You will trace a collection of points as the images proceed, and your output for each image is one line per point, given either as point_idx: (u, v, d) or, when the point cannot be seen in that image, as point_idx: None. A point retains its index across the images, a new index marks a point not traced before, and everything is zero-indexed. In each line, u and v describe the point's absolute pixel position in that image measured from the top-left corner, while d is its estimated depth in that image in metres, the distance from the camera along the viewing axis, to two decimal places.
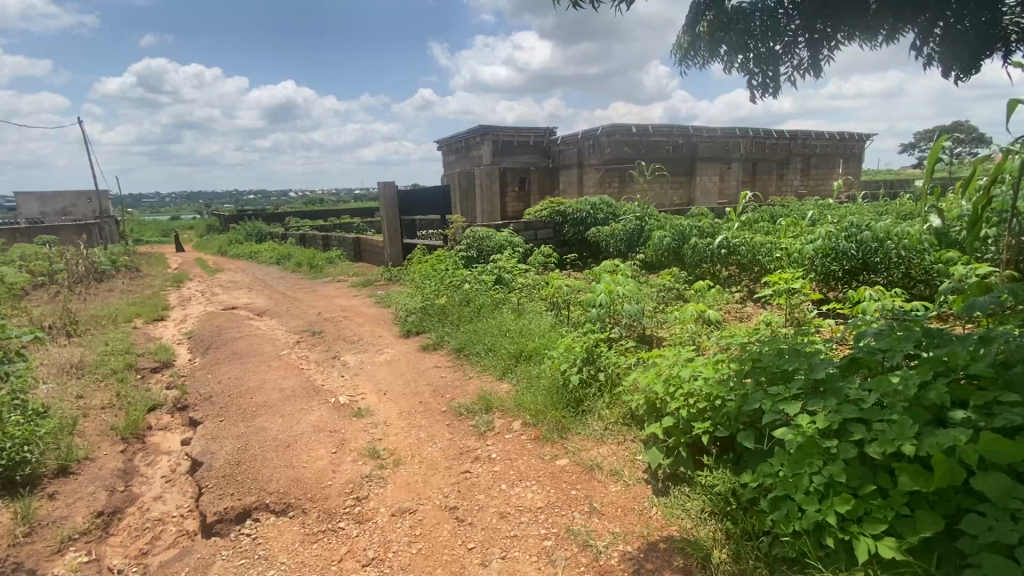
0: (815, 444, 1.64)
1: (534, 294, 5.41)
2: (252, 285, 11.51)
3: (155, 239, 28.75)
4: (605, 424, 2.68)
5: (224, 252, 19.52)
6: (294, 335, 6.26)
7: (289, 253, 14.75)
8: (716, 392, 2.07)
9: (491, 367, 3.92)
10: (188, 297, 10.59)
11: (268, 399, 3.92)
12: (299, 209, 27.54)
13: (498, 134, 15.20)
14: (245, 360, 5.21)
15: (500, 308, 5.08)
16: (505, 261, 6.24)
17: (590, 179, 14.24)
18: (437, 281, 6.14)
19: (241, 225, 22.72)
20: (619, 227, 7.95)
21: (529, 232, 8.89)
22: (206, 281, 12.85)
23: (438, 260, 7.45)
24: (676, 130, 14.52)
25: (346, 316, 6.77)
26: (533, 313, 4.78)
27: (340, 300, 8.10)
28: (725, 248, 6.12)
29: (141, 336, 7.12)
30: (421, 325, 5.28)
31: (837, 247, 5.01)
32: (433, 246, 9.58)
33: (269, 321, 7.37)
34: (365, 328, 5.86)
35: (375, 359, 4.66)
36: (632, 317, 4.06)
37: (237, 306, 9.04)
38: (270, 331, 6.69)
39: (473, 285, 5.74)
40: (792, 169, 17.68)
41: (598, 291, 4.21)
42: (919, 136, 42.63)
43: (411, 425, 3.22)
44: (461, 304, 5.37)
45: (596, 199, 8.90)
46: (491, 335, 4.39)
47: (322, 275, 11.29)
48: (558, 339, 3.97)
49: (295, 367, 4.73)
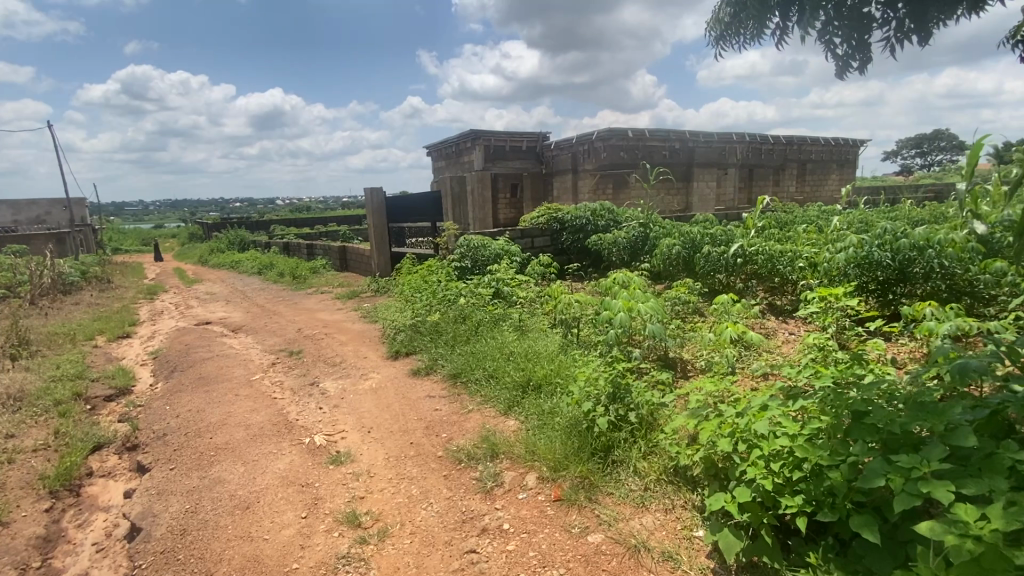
0: (997, 556, 1.10)
1: (538, 312, 4.88)
2: (230, 296, 10.86)
3: (134, 248, 27.79)
4: (645, 481, 2.15)
5: (205, 262, 18.78)
6: (270, 355, 5.66)
7: (271, 262, 14.10)
8: (812, 457, 1.54)
9: (493, 399, 3.37)
10: (161, 311, 9.91)
11: (230, 440, 3.32)
12: (285, 217, 26.85)
13: (490, 139, 14.72)
14: (210, 386, 4.60)
15: (500, 327, 4.51)
16: (503, 272, 5.71)
17: (585, 185, 13.80)
18: (428, 294, 5.57)
19: (224, 233, 21.98)
20: (622, 234, 7.45)
21: (525, 240, 8.43)
22: (183, 293, 12.17)
23: (428, 271, 6.90)
24: (673, 135, 14.14)
25: (328, 333, 6.17)
26: (537, 333, 4.25)
27: (322, 314, 7.51)
28: (742, 257, 5.66)
29: (101, 356, 6.48)
30: (411, 345, 4.72)
31: (870, 255, 4.58)
32: (423, 255, 9.03)
33: (243, 339, 6.75)
34: (347, 348, 5.27)
35: (358, 387, 4.07)
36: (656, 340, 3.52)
37: (212, 321, 8.40)
38: (244, 350, 6.08)
39: (469, 298, 5.18)
40: (788, 174, 17.43)
41: (615, 307, 3.66)
42: (904, 144, 43.06)
43: (400, 477, 2.65)
44: (457, 321, 4.80)
45: (597, 205, 8.40)
46: (492, 359, 3.82)
47: (305, 286, 10.68)
48: (572, 365, 3.42)
49: (266, 397, 4.13)
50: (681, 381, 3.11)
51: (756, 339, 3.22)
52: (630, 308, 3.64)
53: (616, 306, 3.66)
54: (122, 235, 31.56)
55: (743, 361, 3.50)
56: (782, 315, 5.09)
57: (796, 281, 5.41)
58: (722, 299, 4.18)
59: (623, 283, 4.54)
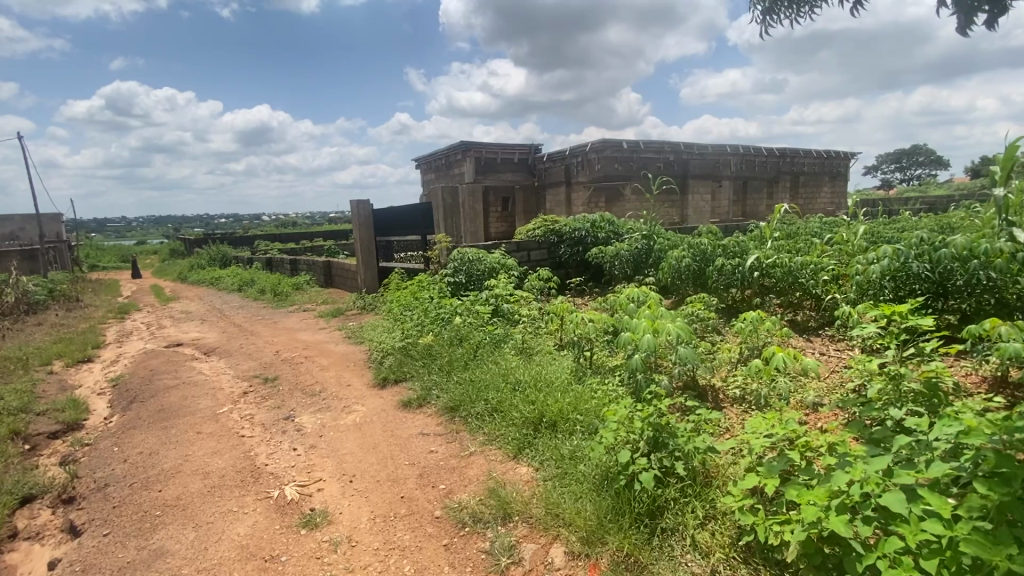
0: None
1: (544, 335, 4.39)
2: (207, 315, 10.20)
3: (112, 265, 26.79)
4: (710, 562, 1.69)
5: (183, 279, 18.00)
6: (241, 382, 5.07)
7: (252, 279, 13.45)
8: (994, 562, 1.07)
9: (499, 439, 2.86)
10: (130, 332, 9.22)
11: (181, 495, 2.75)
12: (269, 232, 26.16)
13: (480, 150, 14.31)
14: (168, 422, 4.01)
15: (501, 352, 3.97)
16: (501, 287, 5.22)
17: (579, 198, 13.41)
18: (419, 312, 5.06)
19: (205, 250, 21.23)
20: (625, 246, 7.01)
21: (521, 253, 7.95)
22: (156, 312, 11.45)
23: (419, 287, 6.39)
24: (667, 147, 13.86)
25: (308, 356, 5.60)
26: (545, 357, 3.76)
27: (303, 335, 6.93)
28: (760, 270, 5.26)
29: (54, 384, 5.81)
30: (401, 371, 4.19)
31: (907, 266, 4.19)
32: (413, 270, 8.53)
33: (215, 363, 6.15)
34: (329, 375, 4.71)
35: (338, 423, 3.53)
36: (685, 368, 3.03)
37: (184, 342, 7.75)
38: (214, 376, 5.48)
39: (465, 317, 4.67)
40: (782, 187, 17.27)
41: (637, 327, 3.16)
42: (886, 159, 43.71)
43: (389, 547, 2.14)
44: (452, 343, 4.27)
45: (597, 216, 7.99)
46: (496, 389, 3.30)
47: (287, 304, 10.07)
48: (591, 397, 2.94)
49: (232, 435, 3.56)
50: (726, 422, 2.64)
51: (810, 365, 2.75)
52: (656, 329, 3.14)
53: (639, 324, 3.15)
54: (100, 252, 30.50)
55: (787, 392, 3.01)
56: (808, 333, 4.67)
57: (820, 296, 5.00)
58: (751, 317, 3.70)
59: (640, 298, 4.00)
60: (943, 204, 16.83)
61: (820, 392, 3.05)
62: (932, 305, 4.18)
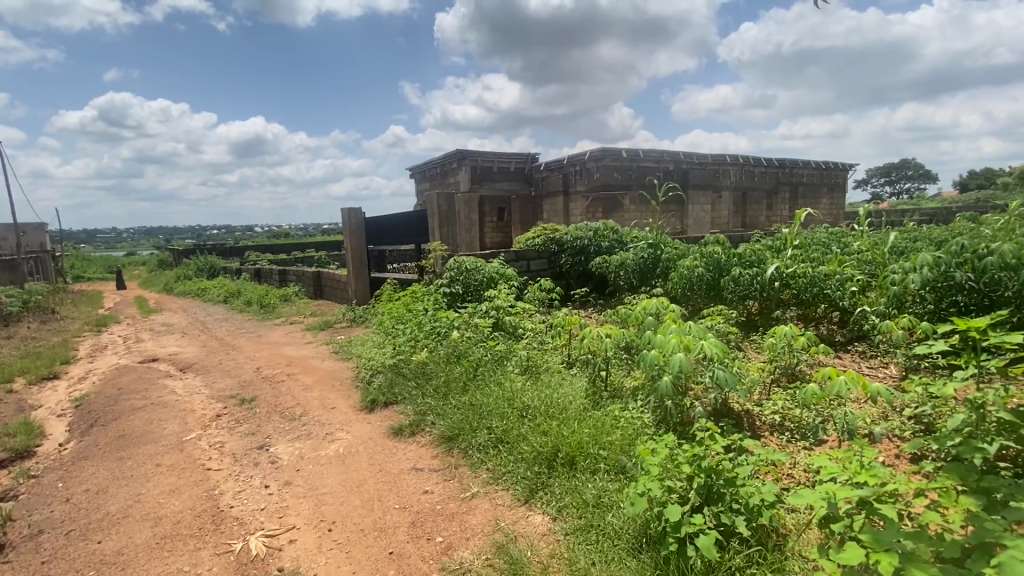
0: None
1: (551, 353, 3.97)
2: (189, 328, 9.69)
3: (97, 277, 26.07)
4: None
5: (169, 290, 17.44)
6: (216, 403, 4.59)
7: (239, 290, 12.95)
8: None
9: (506, 477, 2.42)
10: (105, 345, 8.68)
11: (124, 548, 2.30)
12: (259, 243, 25.61)
13: (477, 159, 14.00)
14: (126, 451, 3.53)
15: (505, 371, 3.53)
16: (502, 298, 4.81)
17: (577, 208, 13.10)
18: (412, 325, 4.63)
19: (193, 260, 20.69)
20: (631, 255, 6.62)
21: (520, 262, 7.61)
22: (136, 324, 10.91)
23: (413, 297, 5.96)
24: (668, 156, 13.59)
25: (290, 374, 5.14)
26: (555, 377, 3.34)
27: (287, 349, 6.47)
28: (780, 280, 4.90)
29: (10, 405, 5.29)
30: (391, 392, 3.75)
31: (950, 276, 3.82)
32: (406, 280, 8.12)
33: (190, 381, 5.65)
34: (312, 396, 4.25)
35: (319, 455, 3.09)
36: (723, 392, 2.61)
37: (160, 357, 7.25)
38: (186, 396, 4.99)
39: (463, 330, 4.23)
40: (781, 199, 17.07)
41: (664, 343, 2.74)
42: (878, 172, 44.02)
43: None
44: (450, 361, 3.82)
45: (600, 224, 7.61)
46: (501, 416, 2.86)
47: (273, 316, 9.60)
48: (613, 428, 2.52)
49: (196, 468, 3.10)
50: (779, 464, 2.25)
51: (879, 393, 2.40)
52: (688, 346, 2.70)
53: (666, 339, 2.73)
54: (86, 262, 29.75)
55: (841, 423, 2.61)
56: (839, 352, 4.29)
57: (847, 308, 4.62)
58: (786, 332, 3.30)
59: (659, 310, 3.57)
60: (943, 215, 16.68)
61: (875, 424, 2.65)
62: (982, 313, 3.76)
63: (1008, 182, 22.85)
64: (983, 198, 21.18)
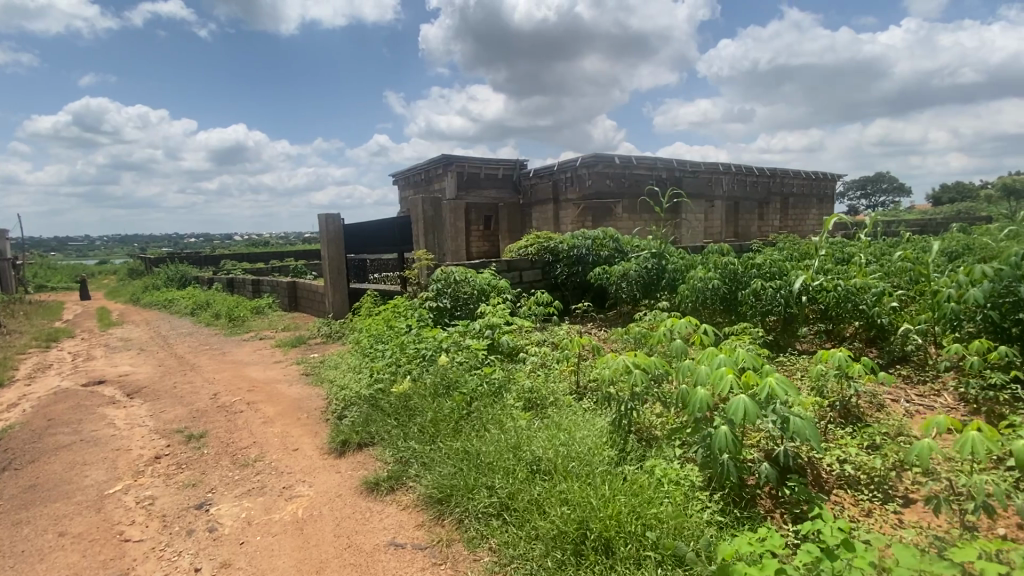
0: None
1: (557, 381, 3.36)
2: (148, 344, 8.85)
3: (61, 287, 24.64)
4: None
5: (136, 301, 16.45)
6: (157, 440, 3.87)
7: (208, 301, 12.11)
8: None
9: (518, 568, 1.80)
10: (50, 364, 7.81)
11: None
12: (235, 251, 24.61)
13: (463, 165, 13.16)
14: (27, 513, 2.81)
15: (505, 407, 2.91)
16: (497, 314, 4.20)
17: (568, 216, 12.59)
18: (393, 346, 3.98)
19: (163, 268, 19.68)
20: (633, 266, 6.06)
21: (513, 273, 6.95)
22: (92, 339, 10.00)
23: (394, 312, 5.30)
24: (661, 163, 13.14)
25: (250, 402, 4.43)
26: (568, 417, 2.74)
27: (251, 371, 5.74)
28: (808, 294, 4.42)
29: None
30: (368, 432, 3.09)
31: (1016, 291, 3.34)
32: (388, 292, 7.45)
33: (135, 410, 4.89)
34: (272, 434, 3.57)
35: (270, 520, 2.42)
36: (791, 448, 2.05)
37: (109, 378, 6.44)
38: (126, 430, 4.24)
39: (452, 354, 3.59)
40: (772, 209, 16.81)
41: (715, 378, 2.14)
42: (857, 184, 44.62)
43: None
44: (437, 392, 3.16)
45: (597, 231, 7.05)
46: (507, 472, 2.24)
47: (242, 330, 8.82)
48: (657, 495, 1.93)
49: (109, 541, 2.41)
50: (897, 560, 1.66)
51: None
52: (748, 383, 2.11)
53: (718, 372, 2.13)
54: (51, 271, 28.30)
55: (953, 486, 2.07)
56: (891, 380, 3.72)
57: (886, 327, 4.13)
58: (839, 357, 2.75)
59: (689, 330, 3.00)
60: (933, 226, 16.56)
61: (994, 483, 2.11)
62: None
63: (990, 194, 23.02)
64: (965, 210, 21.27)
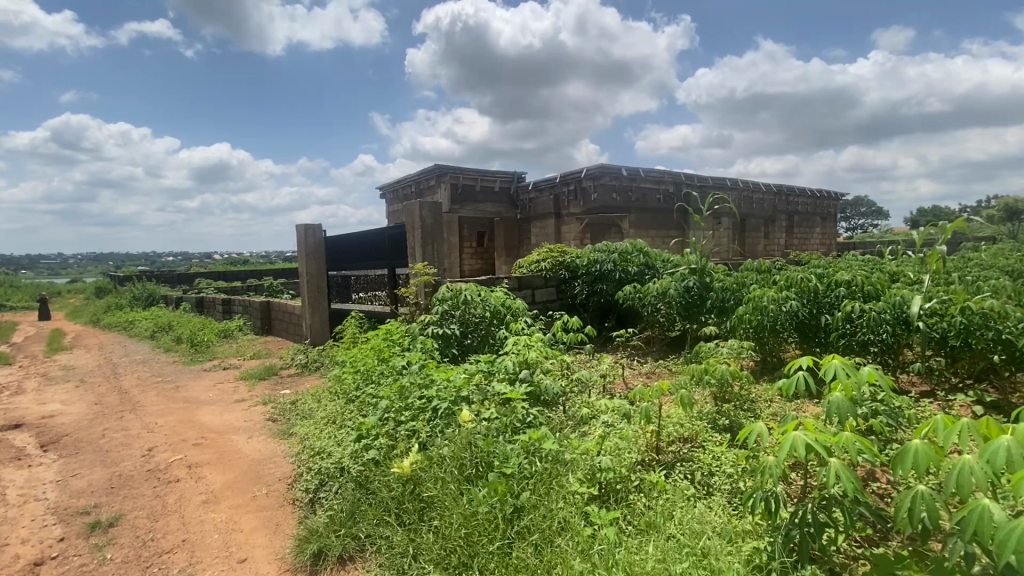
0: None
1: (632, 450, 2.30)
2: (93, 374, 7.52)
3: (21, 305, 23.05)
4: None
5: (95, 322, 14.96)
6: (47, 529, 2.68)
7: (171, 323, 10.78)
8: None
9: None
10: None
11: None
12: (210, 269, 23.21)
13: (458, 176, 12.20)
14: None
15: (573, 502, 1.85)
16: (527, 347, 3.15)
17: (570, 232, 11.63)
18: (388, 390, 2.87)
19: (130, 287, 18.23)
20: (672, 283, 5.07)
21: (524, 292, 5.93)
22: (30, 368, 8.61)
23: (387, 339, 4.21)
24: (669, 175, 12.33)
25: (193, 466, 3.25)
26: (686, 529, 1.67)
27: (205, 413, 4.56)
28: (922, 318, 3.46)
29: None
30: (358, 539, 1.99)
31: None
32: (376, 314, 6.34)
33: (40, 471, 3.65)
34: (212, 526, 2.42)
35: None
36: None
37: (28, 421, 5.17)
38: (14, 507, 3.03)
39: (478, 408, 2.51)
40: (777, 227, 16.07)
41: None
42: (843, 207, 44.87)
43: None
44: (461, 473, 2.07)
45: (623, 243, 5.94)
46: None
47: (205, 358, 7.57)
48: None
49: None
50: None
51: None
52: None
53: None
54: (12, 289, 26.46)
55: None
56: None
57: None
58: None
59: (843, 379, 1.94)
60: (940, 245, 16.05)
61: None
62: None
63: (987, 215, 22.75)
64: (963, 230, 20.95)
